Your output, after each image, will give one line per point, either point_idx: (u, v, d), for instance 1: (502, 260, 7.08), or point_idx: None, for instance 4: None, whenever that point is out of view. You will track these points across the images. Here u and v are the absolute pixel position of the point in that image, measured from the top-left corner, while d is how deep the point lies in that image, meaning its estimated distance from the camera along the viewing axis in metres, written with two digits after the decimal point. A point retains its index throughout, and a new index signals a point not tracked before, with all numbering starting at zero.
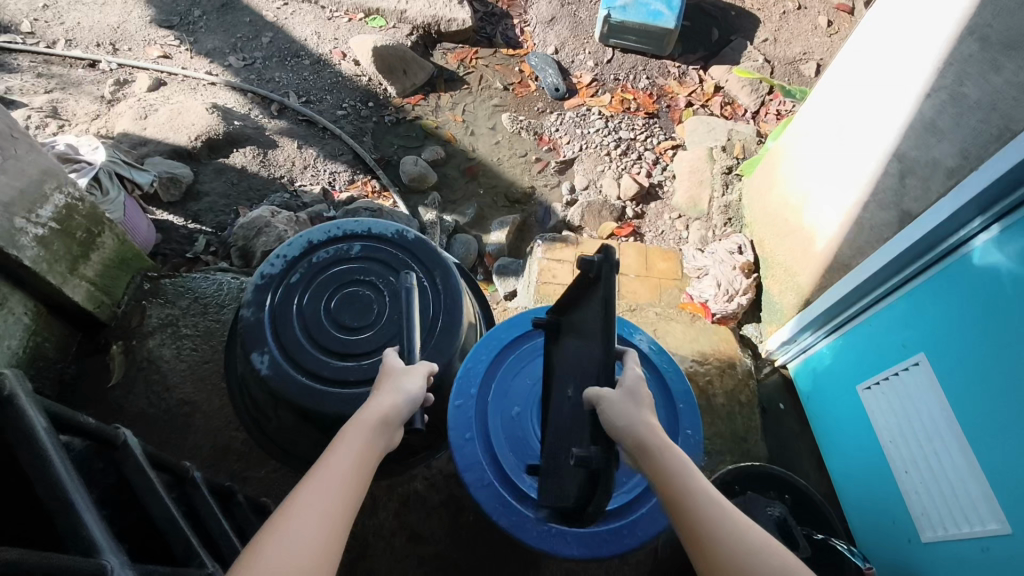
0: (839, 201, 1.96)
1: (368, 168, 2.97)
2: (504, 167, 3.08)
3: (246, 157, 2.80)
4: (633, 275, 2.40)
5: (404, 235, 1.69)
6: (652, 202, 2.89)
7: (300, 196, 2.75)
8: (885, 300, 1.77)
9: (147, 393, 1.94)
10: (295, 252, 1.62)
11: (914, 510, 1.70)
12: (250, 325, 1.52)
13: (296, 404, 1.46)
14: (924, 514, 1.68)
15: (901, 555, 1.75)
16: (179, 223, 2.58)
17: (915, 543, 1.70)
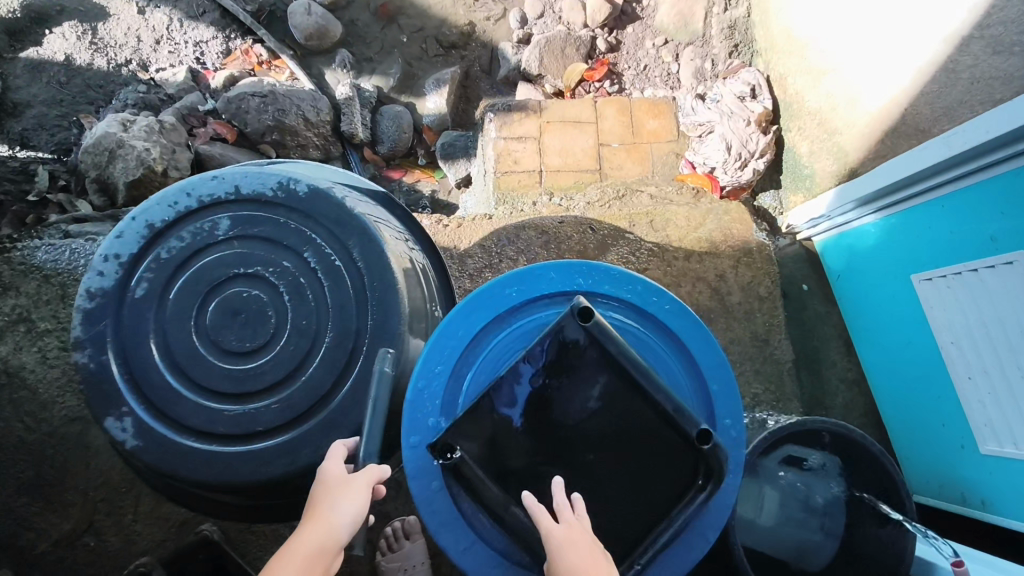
0: (929, 26, 1.41)
1: (246, 30, 2.20)
2: (430, 1, 2.30)
3: (67, 41, 2.04)
4: (617, 144, 1.88)
5: (291, 188, 1.12)
6: (628, 26, 2.21)
7: (161, 85, 2.05)
8: (990, 165, 1.26)
9: (20, 416, 1.48)
10: (133, 248, 1.09)
11: (974, 417, 1.37)
12: (96, 376, 1.05)
13: (189, 477, 1.03)
14: (986, 425, 1.34)
15: (950, 460, 1.46)
16: (4, 153, 1.88)
17: (969, 452, 1.39)
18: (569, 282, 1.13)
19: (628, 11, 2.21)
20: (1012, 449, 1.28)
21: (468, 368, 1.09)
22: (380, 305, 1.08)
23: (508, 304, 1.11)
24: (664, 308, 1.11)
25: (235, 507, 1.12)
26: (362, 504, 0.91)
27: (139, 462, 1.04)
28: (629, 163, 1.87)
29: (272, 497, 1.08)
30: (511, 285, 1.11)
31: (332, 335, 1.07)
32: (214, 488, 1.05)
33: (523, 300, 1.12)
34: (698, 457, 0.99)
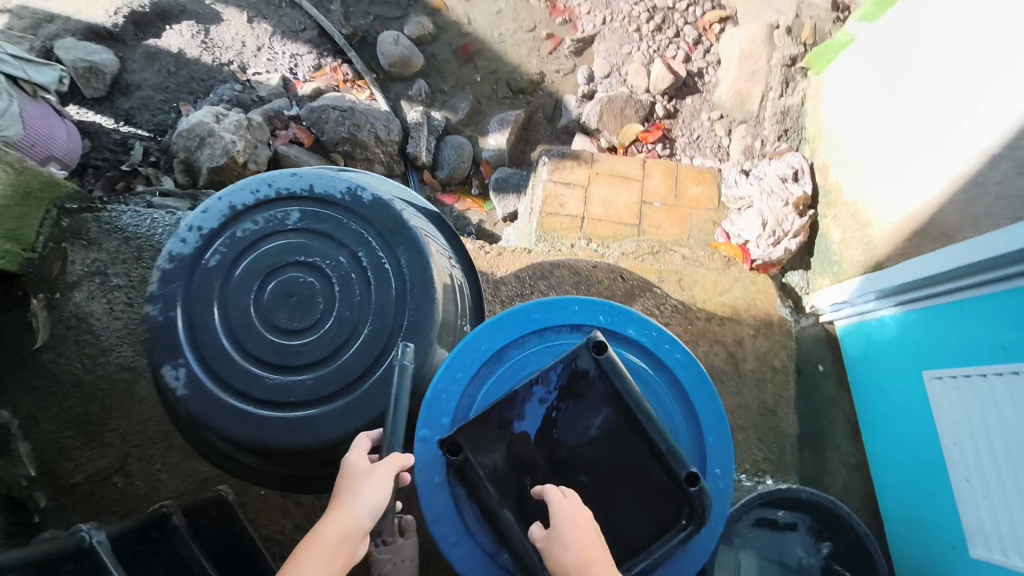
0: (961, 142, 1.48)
1: (337, 50, 2.40)
2: (507, 48, 2.47)
3: (182, 38, 2.27)
4: (659, 204, 1.99)
5: (357, 194, 1.26)
6: (688, 97, 2.35)
7: (255, 87, 2.26)
8: (1009, 279, 1.31)
9: (80, 356, 1.64)
10: (214, 224, 1.24)
11: (968, 519, 1.39)
12: (161, 328, 1.18)
13: (224, 431, 1.15)
14: (978, 528, 1.36)
15: (939, 558, 1.48)
16: (109, 125, 2.10)
17: (959, 553, 1.41)
18: (591, 318, 1.23)
19: (690, 82, 2.36)
20: (1000, 556, 1.29)
21: (486, 380, 1.19)
22: (416, 309, 1.19)
23: (531, 327, 1.22)
24: (674, 357, 1.20)
25: (257, 470, 1.24)
26: (385, 491, 0.99)
27: (183, 409, 1.16)
28: (667, 224, 1.97)
29: (291, 466, 1.19)
30: (536, 311, 1.22)
31: (370, 328, 1.18)
32: (243, 448, 1.17)
33: (545, 327, 1.23)
34: (686, 500, 1.05)
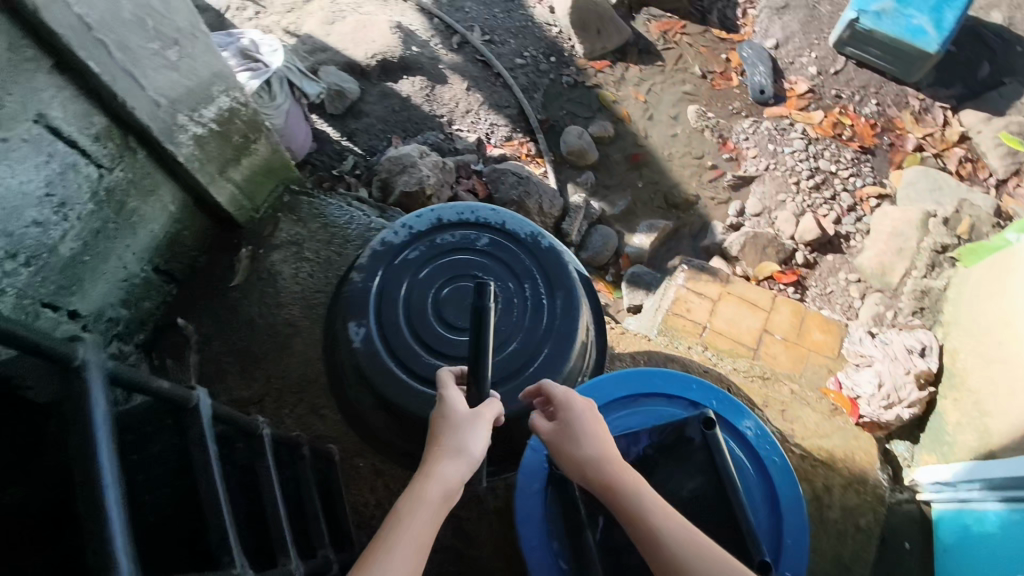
0: None
1: (530, 130, 2.73)
2: (673, 166, 2.73)
3: (413, 88, 2.69)
4: (779, 337, 2.09)
5: (537, 240, 1.52)
6: (830, 253, 2.47)
7: (454, 140, 2.63)
8: None
9: (260, 302, 1.96)
10: (423, 228, 1.52)
11: None
12: (357, 292, 1.44)
13: (378, 388, 1.38)
14: None
15: None
16: (334, 137, 2.55)
17: None
18: (704, 399, 1.39)
19: (836, 240, 2.50)
20: None
21: (600, 420, 1.37)
22: (558, 344, 1.42)
23: (650, 389, 1.40)
24: (771, 458, 1.31)
25: (383, 434, 1.45)
26: (485, 439, 1.00)
27: (353, 359, 1.40)
28: (786, 358, 2.05)
29: (414, 438, 1.40)
30: (658, 378, 1.41)
31: (517, 346, 1.41)
32: (384, 409, 1.40)
33: (662, 394, 1.40)
34: None
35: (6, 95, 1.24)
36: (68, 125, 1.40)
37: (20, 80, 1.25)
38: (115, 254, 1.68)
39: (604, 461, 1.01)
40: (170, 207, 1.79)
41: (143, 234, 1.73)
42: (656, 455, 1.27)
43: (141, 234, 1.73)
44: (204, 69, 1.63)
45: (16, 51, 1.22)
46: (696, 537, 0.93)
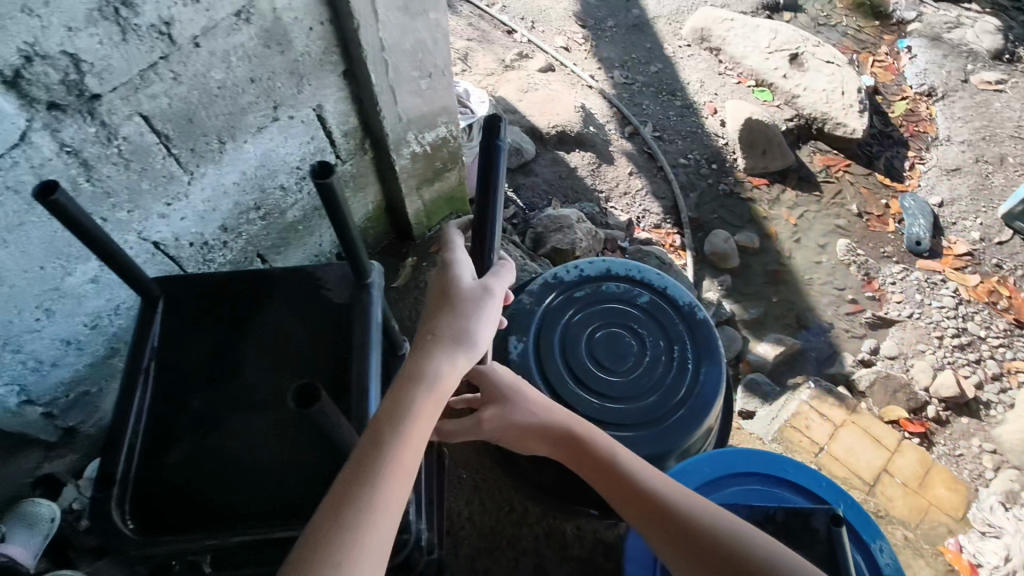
0: None
1: (679, 224, 2.86)
2: (812, 291, 2.75)
3: (581, 161, 2.90)
4: (899, 480, 2.02)
5: (693, 311, 1.64)
6: (965, 416, 2.37)
7: (607, 215, 2.78)
8: None
9: (413, 306, 2.16)
10: (594, 272, 1.69)
11: None
12: (524, 311, 1.63)
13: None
14: None
15: None
16: (502, 186, 2.76)
17: None
18: (833, 498, 1.43)
19: (973, 405, 2.40)
20: None
21: (725, 487, 1.45)
22: (693, 409, 1.52)
23: (780, 474, 1.46)
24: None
25: None
26: (486, 317, 1.00)
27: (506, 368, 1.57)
28: (904, 505, 1.97)
29: None
30: (791, 465, 1.47)
31: (654, 399, 1.52)
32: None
33: (790, 481, 1.45)
34: None
35: (306, 84, 1.55)
36: (332, 119, 1.70)
37: (319, 76, 1.56)
38: (318, 232, 1.93)
39: (554, 422, 1.25)
40: (368, 206, 2.06)
41: (342, 221, 1.99)
42: (775, 532, 1.32)
43: (341, 221, 1.99)
44: (440, 100, 1.90)
45: (326, 55, 1.54)
46: (640, 469, 1.15)
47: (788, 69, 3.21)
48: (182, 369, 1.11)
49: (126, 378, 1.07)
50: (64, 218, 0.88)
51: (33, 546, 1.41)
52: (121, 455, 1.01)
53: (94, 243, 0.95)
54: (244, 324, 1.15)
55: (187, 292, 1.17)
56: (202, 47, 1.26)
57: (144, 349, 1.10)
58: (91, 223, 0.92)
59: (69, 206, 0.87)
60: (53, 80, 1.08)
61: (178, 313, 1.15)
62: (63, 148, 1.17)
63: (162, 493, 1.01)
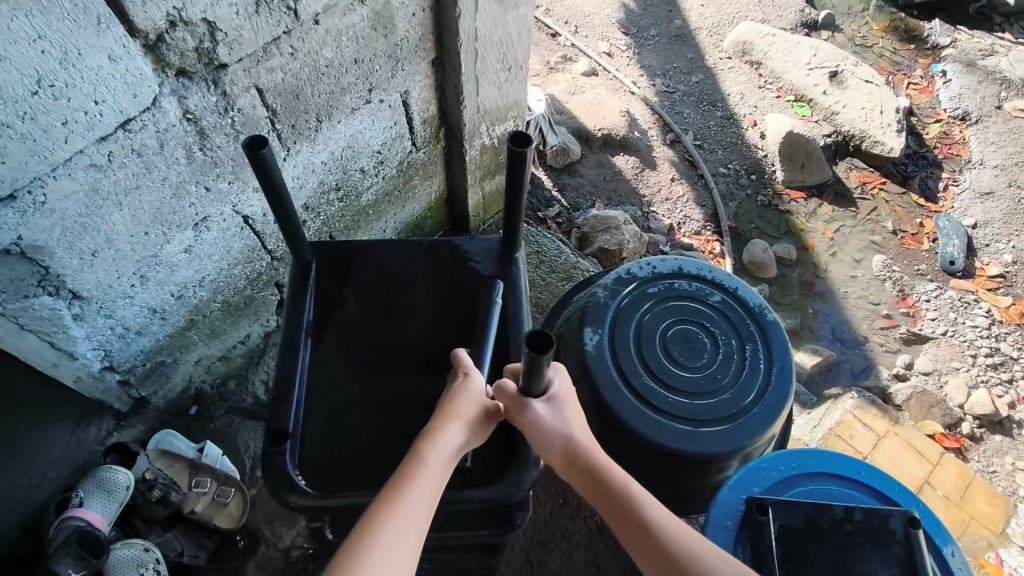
0: None
1: (718, 231, 2.86)
2: (848, 305, 2.76)
3: (626, 164, 2.93)
4: (941, 493, 2.08)
5: (763, 313, 1.66)
6: (998, 434, 2.41)
7: (649, 219, 2.80)
8: None
9: None
10: (665, 270, 1.70)
11: None
12: (599, 305, 1.65)
13: (599, 389, 1.55)
14: None
15: None
16: (547, 185, 2.79)
17: None
18: (905, 501, 1.46)
19: (1006, 422, 2.44)
20: None
21: (798, 483, 1.48)
22: (767, 408, 1.53)
23: (854, 475, 1.49)
24: None
25: None
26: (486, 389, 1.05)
27: (581, 359, 1.59)
28: (946, 516, 2.04)
29: (610, 448, 1.57)
30: (865, 467, 1.50)
31: (728, 396, 1.53)
32: (596, 409, 1.58)
33: (863, 482, 1.49)
34: None
35: (400, 69, 1.57)
36: (415, 106, 1.71)
37: (412, 62, 1.59)
38: (384, 218, 1.94)
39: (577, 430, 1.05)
40: (430, 196, 2.06)
41: (406, 208, 1.99)
42: (856, 532, 1.32)
43: (405, 208, 1.99)
44: (514, 94, 1.92)
45: (421, 41, 1.56)
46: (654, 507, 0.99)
47: (828, 86, 3.28)
48: (337, 337, 1.22)
49: (289, 340, 1.19)
50: (262, 176, 1.02)
51: (111, 513, 1.40)
52: (291, 409, 1.12)
53: (275, 198, 1.08)
54: (390, 298, 1.27)
55: (338, 267, 1.29)
56: (321, 25, 1.29)
57: (303, 315, 1.22)
58: (281, 184, 1.06)
59: (270, 164, 1.00)
60: (189, 46, 1.10)
61: (329, 279, 1.28)
62: (186, 115, 1.18)
63: (325, 452, 1.11)
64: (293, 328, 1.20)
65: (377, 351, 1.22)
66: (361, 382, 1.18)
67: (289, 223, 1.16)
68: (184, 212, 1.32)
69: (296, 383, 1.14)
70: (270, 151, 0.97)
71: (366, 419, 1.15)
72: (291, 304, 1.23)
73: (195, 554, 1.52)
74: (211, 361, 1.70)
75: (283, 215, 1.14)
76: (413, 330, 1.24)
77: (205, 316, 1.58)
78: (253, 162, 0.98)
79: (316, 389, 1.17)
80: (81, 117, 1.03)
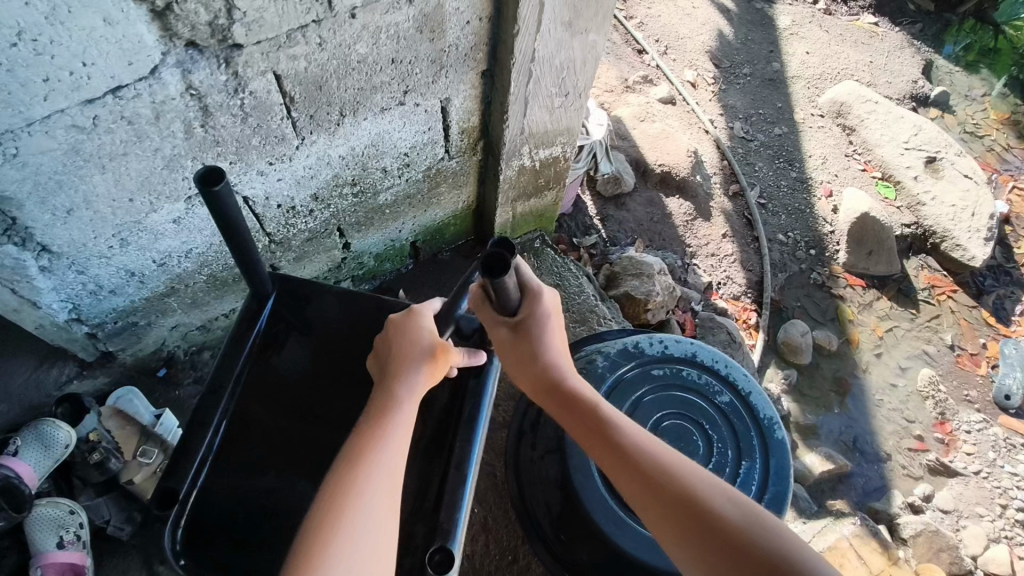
0: None
1: (759, 301, 2.66)
2: (879, 414, 2.53)
3: (678, 209, 2.74)
4: None
5: (772, 426, 1.46)
6: None
7: (688, 272, 2.62)
8: None
9: None
10: (676, 353, 1.52)
11: None
12: (594, 375, 1.48)
13: (569, 467, 1.40)
14: None
15: None
16: (590, 212, 2.64)
17: None
18: None
19: None
20: None
21: None
22: None
23: None
24: None
25: (539, 511, 1.44)
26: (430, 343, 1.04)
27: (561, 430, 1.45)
28: None
29: (567, 527, 1.39)
30: None
31: None
32: (562, 488, 1.42)
33: None
34: None
35: (443, 76, 1.45)
36: (455, 114, 1.59)
37: (458, 71, 1.46)
38: (402, 219, 1.83)
39: (582, 394, 1.08)
40: (458, 205, 1.94)
41: (428, 214, 1.88)
42: None
43: (427, 214, 1.88)
44: (567, 121, 1.77)
45: (472, 52, 1.43)
46: (671, 456, 1.01)
47: (920, 171, 3.00)
48: (275, 384, 1.17)
49: (217, 385, 1.13)
50: (218, 212, 0.93)
51: (42, 467, 1.36)
52: (191, 469, 1.06)
53: (232, 238, 1.00)
54: (341, 354, 1.21)
55: (293, 306, 1.23)
56: (357, 20, 1.17)
57: (240, 355, 1.16)
58: (240, 219, 0.97)
59: (226, 201, 0.91)
60: (201, 20, 1.00)
61: (284, 314, 1.23)
62: (189, 90, 1.09)
63: (223, 513, 1.05)
64: (223, 376, 1.14)
65: (312, 413, 1.16)
66: (285, 446, 1.13)
67: (249, 263, 1.09)
68: (176, 184, 1.24)
69: (204, 442, 1.09)
70: (226, 185, 0.88)
71: (284, 486, 1.09)
72: (230, 343, 1.17)
73: (120, 526, 1.46)
74: (188, 329, 1.64)
75: (244, 254, 1.06)
76: (349, 388, 1.19)
77: (187, 286, 1.51)
78: (205, 196, 0.89)
79: (235, 440, 1.12)
80: (65, 77, 0.95)
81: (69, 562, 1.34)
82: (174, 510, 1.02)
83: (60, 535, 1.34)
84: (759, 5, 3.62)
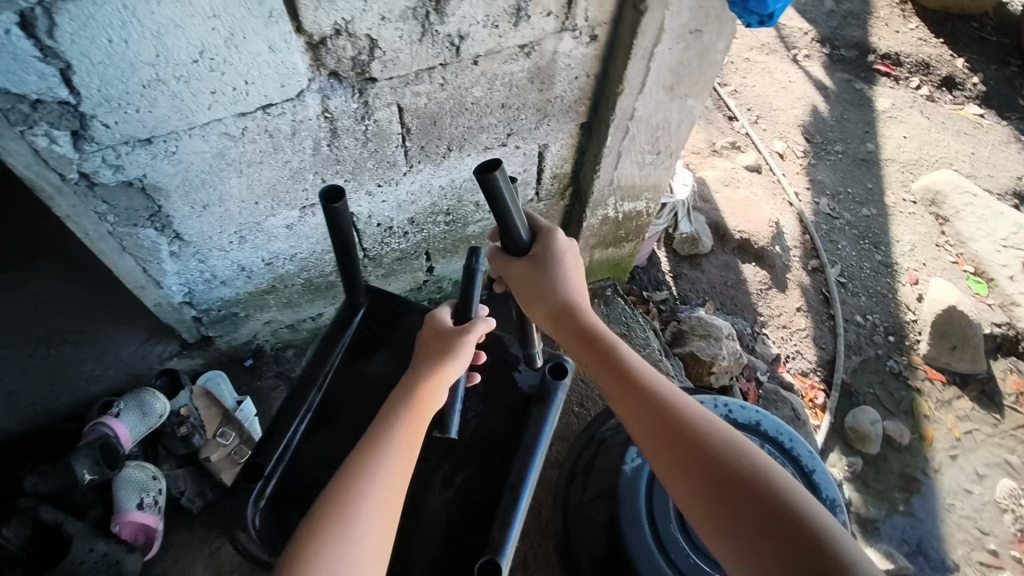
0: None
1: (828, 381, 2.59)
2: (949, 520, 2.38)
3: (754, 276, 2.73)
4: None
5: (831, 508, 1.42)
6: None
7: (757, 341, 2.59)
8: None
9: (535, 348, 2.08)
10: (740, 419, 1.52)
11: None
12: None
13: (619, 516, 1.40)
14: None
15: None
16: (663, 268, 2.68)
17: None
18: None
19: None
20: None
21: None
22: None
23: None
24: None
25: (584, 555, 1.44)
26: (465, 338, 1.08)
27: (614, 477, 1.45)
28: None
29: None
30: None
31: None
32: (609, 534, 1.42)
33: None
34: None
35: (546, 123, 1.55)
36: (550, 160, 1.69)
37: (560, 121, 1.56)
38: None
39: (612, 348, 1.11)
40: None
41: None
42: None
43: None
44: (655, 178, 1.83)
45: (576, 104, 1.53)
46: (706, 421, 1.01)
47: (1018, 271, 2.87)
48: (357, 384, 1.26)
49: (307, 379, 1.24)
50: (333, 224, 1.02)
51: (138, 431, 1.50)
52: (276, 451, 1.15)
53: (340, 248, 1.10)
54: None
55: (383, 317, 1.33)
56: (478, 66, 1.29)
57: (331, 355, 1.26)
58: (349, 232, 1.07)
59: (342, 216, 1.00)
60: (347, 55, 1.14)
61: (375, 324, 1.32)
62: (325, 113, 1.23)
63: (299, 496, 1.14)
64: (313, 371, 1.25)
65: None
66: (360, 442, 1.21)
67: (349, 273, 1.19)
68: (296, 194, 1.37)
69: (293, 429, 1.18)
70: (343, 203, 0.98)
71: None
72: (323, 344, 1.28)
73: (192, 499, 1.57)
74: (278, 326, 1.77)
75: (345, 264, 1.16)
76: None
77: (286, 287, 1.65)
78: (326, 211, 0.99)
79: (316, 431, 1.20)
80: (228, 91, 1.09)
81: (143, 522, 1.47)
82: (259, 484, 1.12)
83: (140, 497, 1.48)
84: (860, 85, 3.61)
